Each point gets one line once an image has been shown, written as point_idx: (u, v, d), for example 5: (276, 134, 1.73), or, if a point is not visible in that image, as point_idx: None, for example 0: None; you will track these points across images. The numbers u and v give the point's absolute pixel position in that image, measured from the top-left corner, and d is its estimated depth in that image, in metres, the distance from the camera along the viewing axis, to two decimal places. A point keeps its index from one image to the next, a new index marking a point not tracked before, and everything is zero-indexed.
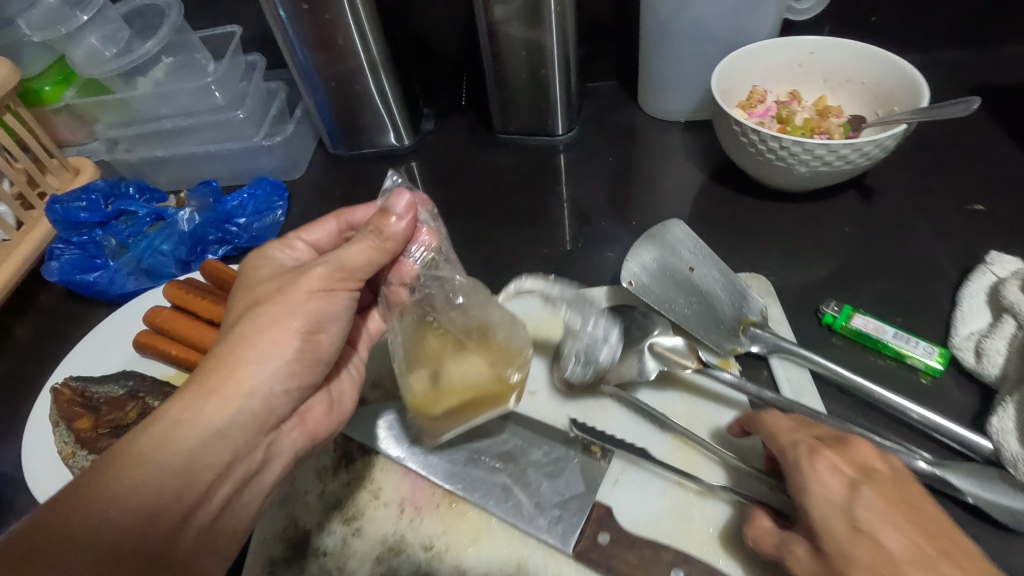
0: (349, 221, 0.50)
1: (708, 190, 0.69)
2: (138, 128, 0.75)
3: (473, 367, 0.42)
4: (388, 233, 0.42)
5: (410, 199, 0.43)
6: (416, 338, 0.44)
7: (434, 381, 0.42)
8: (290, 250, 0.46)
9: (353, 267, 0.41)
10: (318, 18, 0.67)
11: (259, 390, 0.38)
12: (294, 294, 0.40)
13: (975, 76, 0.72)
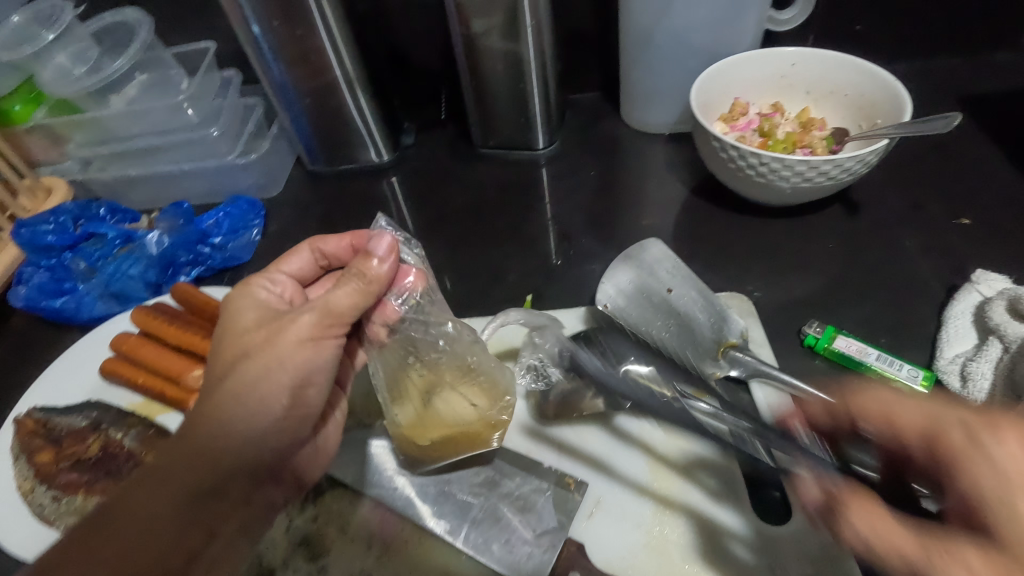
0: (323, 249, 0.49)
1: (690, 204, 0.68)
2: (111, 147, 0.73)
3: (459, 407, 0.44)
4: (373, 275, 0.41)
5: (391, 241, 0.43)
6: (394, 371, 0.45)
7: (418, 415, 0.44)
8: (273, 284, 0.44)
9: (340, 312, 0.40)
10: (291, 34, 0.65)
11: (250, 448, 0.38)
12: (283, 344, 0.38)
13: (961, 85, 0.71)
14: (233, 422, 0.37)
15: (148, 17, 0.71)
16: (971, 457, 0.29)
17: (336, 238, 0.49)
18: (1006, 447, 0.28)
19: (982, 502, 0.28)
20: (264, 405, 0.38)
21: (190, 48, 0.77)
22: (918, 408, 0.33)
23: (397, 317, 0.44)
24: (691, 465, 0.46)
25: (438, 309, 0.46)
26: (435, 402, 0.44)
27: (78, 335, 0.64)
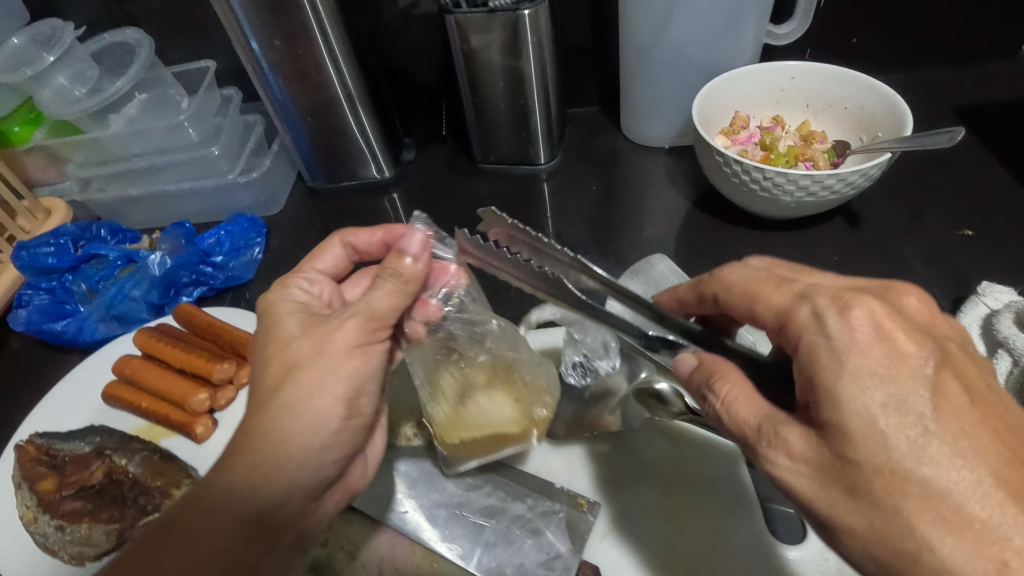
0: (355, 244, 0.48)
1: (693, 217, 0.68)
2: (111, 168, 0.73)
3: (496, 409, 0.43)
4: (409, 275, 0.38)
5: (424, 239, 0.39)
6: (435, 371, 0.43)
7: (453, 418, 0.43)
8: (308, 287, 0.43)
9: (383, 315, 0.38)
10: (292, 52, 0.66)
11: (309, 461, 0.37)
12: (331, 355, 0.37)
13: (959, 96, 0.72)
14: (290, 437, 0.36)
15: (148, 38, 0.71)
16: (816, 336, 0.31)
17: (368, 232, 0.48)
18: (857, 331, 0.30)
19: (821, 378, 0.30)
20: (317, 419, 0.36)
21: (190, 67, 0.77)
22: (791, 287, 0.34)
23: (437, 315, 0.41)
24: (703, 485, 0.46)
25: (478, 309, 0.43)
26: (471, 405, 0.43)
27: (78, 358, 0.63)
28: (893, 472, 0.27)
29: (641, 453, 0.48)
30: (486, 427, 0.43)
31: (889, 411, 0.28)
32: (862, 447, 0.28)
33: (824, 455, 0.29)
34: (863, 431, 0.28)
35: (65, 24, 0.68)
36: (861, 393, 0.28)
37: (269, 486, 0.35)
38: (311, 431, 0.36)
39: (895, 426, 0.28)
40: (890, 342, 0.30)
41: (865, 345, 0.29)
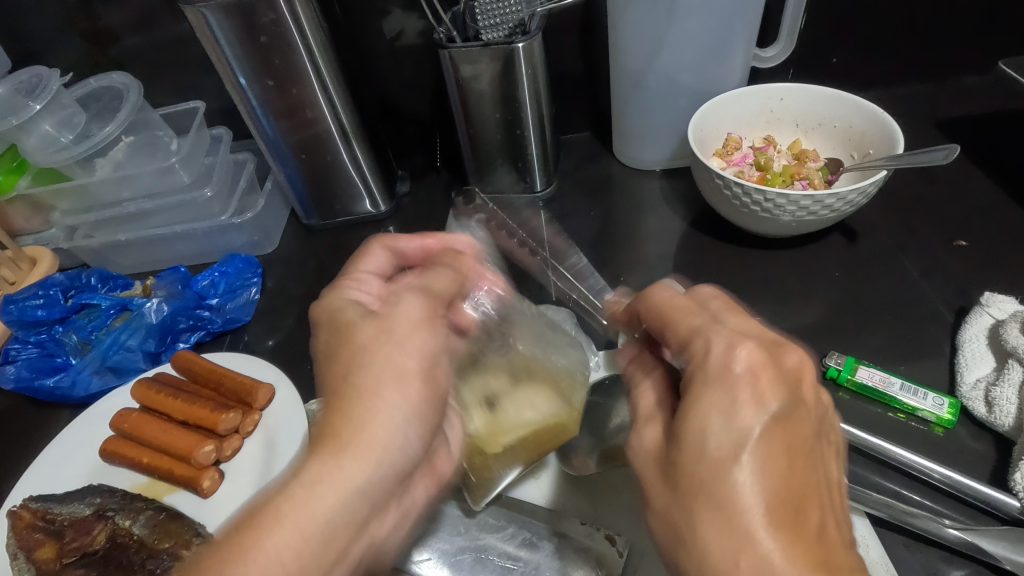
0: (394, 247, 0.46)
1: (692, 238, 0.69)
2: (99, 214, 0.71)
3: (543, 403, 0.43)
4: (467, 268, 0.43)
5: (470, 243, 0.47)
6: (465, 379, 0.42)
7: (496, 425, 0.42)
8: (365, 288, 0.42)
9: (439, 290, 0.39)
10: (284, 92, 0.65)
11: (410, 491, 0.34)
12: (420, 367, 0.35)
13: (938, 110, 0.74)
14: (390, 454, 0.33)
15: (135, 80, 0.70)
16: (701, 362, 0.30)
17: (411, 239, 0.47)
18: (729, 362, 0.28)
19: (689, 390, 0.29)
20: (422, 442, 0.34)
21: (179, 108, 0.76)
22: (700, 318, 0.32)
23: (472, 317, 0.41)
24: None
25: (513, 301, 0.45)
26: (514, 406, 0.43)
27: (70, 414, 0.61)
28: (702, 485, 0.27)
29: None
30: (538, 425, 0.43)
31: (719, 432, 0.27)
32: (692, 455, 0.27)
33: (663, 452, 0.30)
34: (702, 445, 0.27)
35: (51, 71, 0.67)
36: (705, 414, 0.28)
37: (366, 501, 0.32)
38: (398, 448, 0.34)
39: (716, 440, 0.27)
40: (759, 385, 0.28)
41: (735, 377, 0.28)
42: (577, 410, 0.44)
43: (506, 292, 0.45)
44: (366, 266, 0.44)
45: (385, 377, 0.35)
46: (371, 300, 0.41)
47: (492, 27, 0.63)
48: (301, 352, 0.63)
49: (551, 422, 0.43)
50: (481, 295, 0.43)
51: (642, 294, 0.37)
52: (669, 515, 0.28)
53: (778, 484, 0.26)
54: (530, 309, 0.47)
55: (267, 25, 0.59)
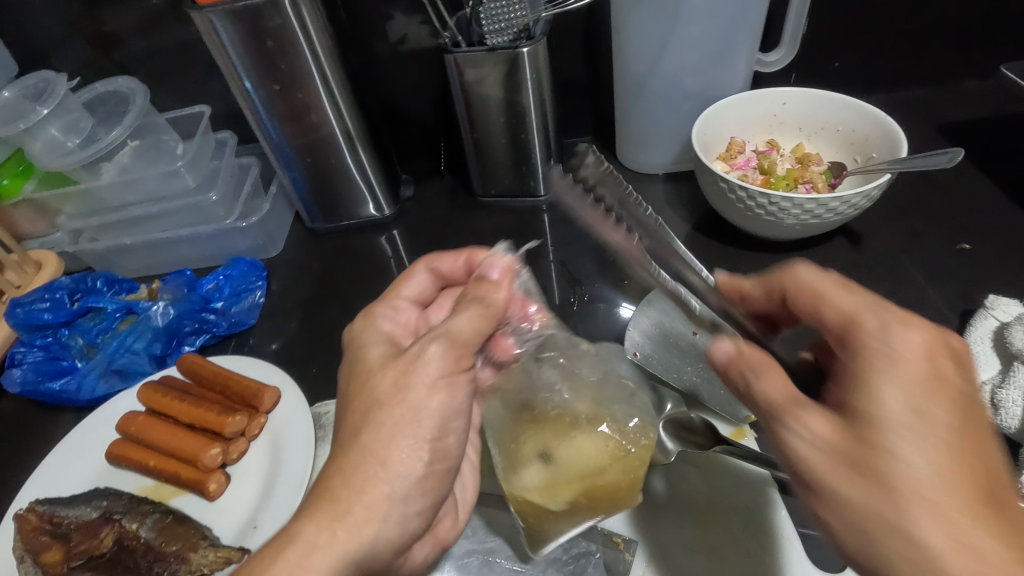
0: (435, 267, 0.49)
1: (696, 241, 0.69)
2: (104, 217, 0.71)
3: (597, 450, 0.42)
4: (491, 299, 0.39)
5: (505, 265, 0.42)
6: (514, 427, 0.44)
7: (541, 466, 0.42)
8: (396, 310, 0.44)
9: (464, 340, 0.37)
10: (290, 96, 0.66)
11: (392, 513, 0.33)
12: (415, 390, 0.35)
13: (940, 114, 0.75)
14: (373, 480, 0.33)
15: (142, 85, 0.70)
16: (875, 340, 0.31)
17: (451, 258, 0.49)
18: (905, 342, 0.30)
19: (867, 366, 0.30)
20: (417, 457, 0.34)
21: (185, 113, 0.76)
22: (857, 295, 0.34)
23: (511, 352, 0.45)
24: (737, 516, 0.45)
25: (562, 342, 0.47)
26: (567, 446, 0.42)
27: (75, 417, 0.61)
28: (889, 456, 0.27)
29: (672, 489, 0.47)
30: (591, 468, 0.42)
31: (906, 413, 0.28)
32: (881, 437, 0.28)
33: (843, 436, 0.29)
34: (883, 416, 0.28)
35: (58, 76, 0.67)
36: (887, 392, 0.29)
37: (351, 534, 0.32)
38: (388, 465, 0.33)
39: (904, 414, 0.28)
40: (935, 361, 0.30)
41: (910, 355, 0.30)
42: (632, 466, 0.42)
43: (560, 344, 0.47)
44: (408, 289, 0.47)
45: (379, 389, 0.35)
46: (405, 332, 0.42)
47: (497, 32, 0.63)
48: (305, 355, 0.63)
49: (604, 475, 0.41)
50: (525, 329, 0.45)
51: (785, 273, 0.39)
52: (859, 503, 0.28)
53: (964, 454, 0.27)
54: (594, 361, 0.47)
55: (274, 29, 0.60)
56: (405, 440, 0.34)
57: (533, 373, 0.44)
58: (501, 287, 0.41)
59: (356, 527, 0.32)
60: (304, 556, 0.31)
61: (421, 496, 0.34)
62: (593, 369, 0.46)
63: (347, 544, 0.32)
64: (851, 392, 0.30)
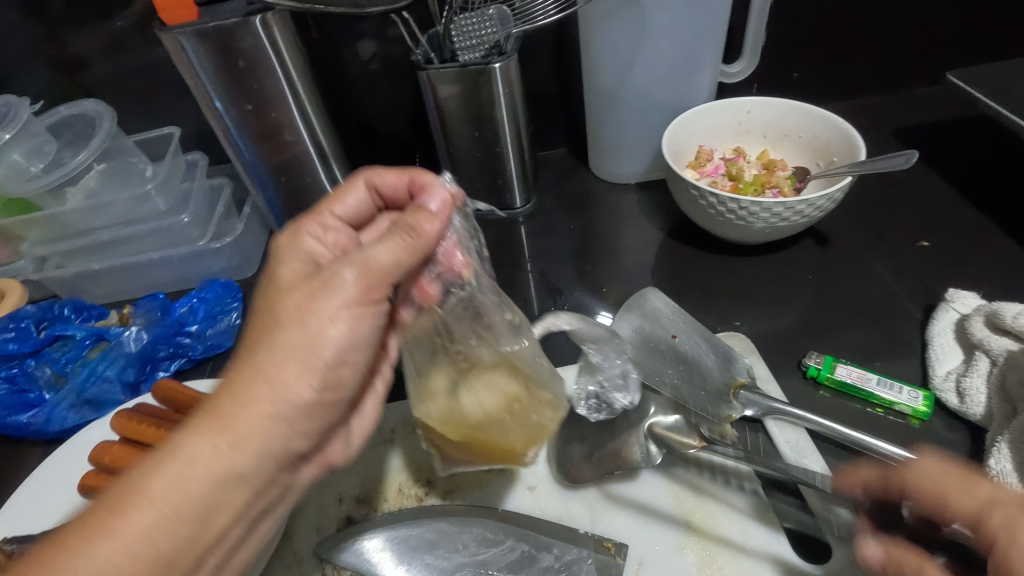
0: (376, 184, 0.48)
1: (671, 248, 0.70)
2: (70, 243, 0.69)
3: (494, 405, 0.43)
4: (419, 233, 0.37)
5: (445, 198, 0.40)
6: (430, 365, 0.44)
7: (441, 407, 0.43)
8: (325, 223, 0.44)
9: (380, 269, 0.36)
10: (263, 115, 0.65)
11: (278, 433, 0.33)
12: (317, 316, 0.34)
13: (894, 119, 0.78)
14: (257, 401, 0.32)
15: (108, 108, 0.69)
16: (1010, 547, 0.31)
17: (393, 176, 0.48)
18: None
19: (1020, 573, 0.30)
20: (298, 387, 0.33)
21: (153, 134, 0.75)
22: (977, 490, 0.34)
23: (433, 298, 0.42)
24: (727, 521, 0.46)
25: (493, 306, 0.44)
26: (469, 392, 0.43)
27: (44, 451, 0.58)
28: None
29: (663, 493, 0.48)
30: (484, 421, 0.43)
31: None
32: None
33: None
34: None
35: (21, 100, 0.66)
36: None
37: (237, 456, 0.31)
38: (283, 400, 0.32)
39: None
40: None
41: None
42: (525, 424, 0.44)
43: (492, 307, 0.43)
44: (338, 207, 0.46)
45: (283, 312, 0.34)
46: (327, 254, 0.41)
47: (469, 48, 0.64)
48: None
49: (496, 429, 0.43)
50: (453, 280, 0.42)
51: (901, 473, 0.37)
52: None
53: None
54: (522, 325, 0.46)
55: (245, 50, 0.60)
56: (294, 368, 0.33)
57: (457, 326, 0.43)
58: (437, 219, 0.39)
59: (242, 455, 0.31)
60: (184, 467, 0.30)
61: (308, 420, 0.34)
62: (517, 334, 0.45)
63: (227, 462, 0.31)
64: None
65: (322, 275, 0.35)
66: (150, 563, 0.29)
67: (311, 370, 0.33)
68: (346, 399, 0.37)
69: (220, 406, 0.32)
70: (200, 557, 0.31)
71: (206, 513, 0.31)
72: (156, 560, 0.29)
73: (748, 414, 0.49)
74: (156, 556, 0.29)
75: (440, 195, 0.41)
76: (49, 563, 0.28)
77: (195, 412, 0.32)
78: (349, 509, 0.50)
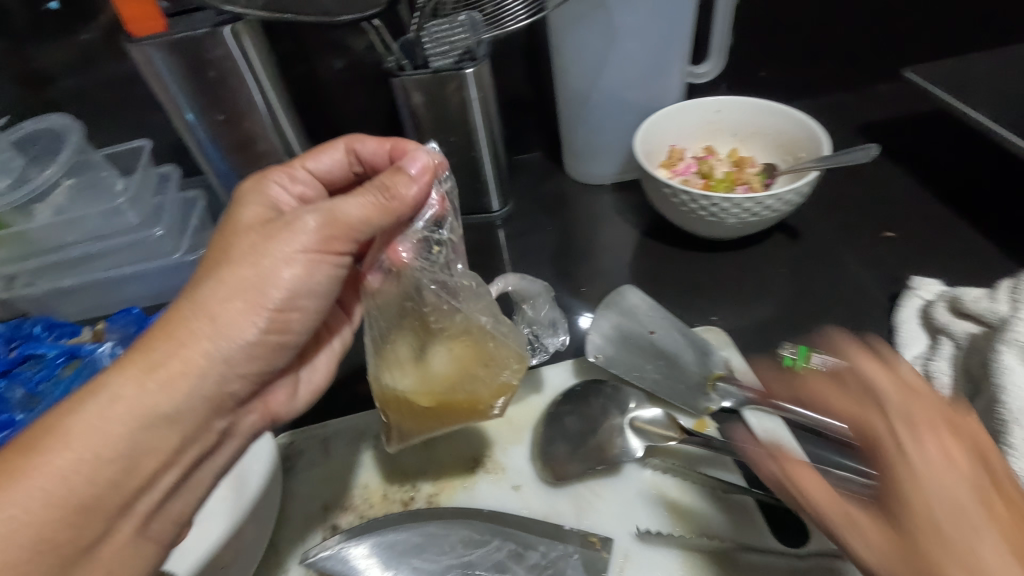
0: (356, 149, 0.47)
1: (647, 246, 0.71)
2: (39, 261, 0.68)
3: (463, 360, 0.44)
4: (391, 193, 0.39)
5: (426, 163, 0.41)
6: (393, 333, 0.44)
7: (407, 369, 0.43)
8: (294, 178, 0.45)
9: (346, 222, 0.37)
10: (235, 126, 0.65)
11: (212, 372, 0.33)
12: (273, 257, 0.35)
13: (858, 115, 0.81)
14: (193, 339, 0.33)
15: (76, 122, 0.68)
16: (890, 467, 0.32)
17: (374, 143, 0.47)
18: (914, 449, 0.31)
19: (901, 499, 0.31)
20: (242, 329, 0.34)
21: (123, 147, 0.74)
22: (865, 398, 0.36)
23: (399, 259, 0.42)
24: (709, 511, 0.46)
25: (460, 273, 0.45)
26: (437, 352, 0.44)
27: None
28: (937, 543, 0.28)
29: (646, 484, 0.48)
30: (452, 379, 0.43)
31: (1013, 565, 0.27)
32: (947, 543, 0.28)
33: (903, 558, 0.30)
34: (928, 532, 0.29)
35: None
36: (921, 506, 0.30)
37: (166, 395, 0.31)
38: (222, 341, 0.34)
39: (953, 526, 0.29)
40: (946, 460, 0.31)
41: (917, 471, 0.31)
42: (495, 385, 0.44)
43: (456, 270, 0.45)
44: (313, 166, 0.46)
45: (238, 247, 0.35)
46: (290, 203, 0.43)
47: (441, 54, 0.64)
48: None
49: (465, 387, 0.43)
50: (425, 247, 0.43)
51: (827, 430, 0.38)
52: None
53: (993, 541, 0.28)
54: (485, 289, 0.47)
55: (215, 60, 0.59)
56: (238, 306, 0.34)
57: (424, 288, 0.43)
58: (415, 181, 0.40)
59: (173, 393, 0.32)
60: (107, 406, 0.30)
61: (248, 360, 0.35)
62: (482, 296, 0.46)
63: (158, 401, 0.31)
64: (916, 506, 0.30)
65: (279, 220, 0.37)
66: (66, 509, 0.28)
67: (255, 309, 0.35)
68: (294, 344, 0.39)
69: (153, 341, 0.32)
70: (126, 507, 0.31)
71: (134, 457, 0.31)
72: (71, 505, 0.28)
73: (726, 406, 0.51)
74: (73, 503, 0.28)
75: (423, 159, 0.42)
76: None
77: (126, 352, 0.32)
78: (334, 518, 0.49)
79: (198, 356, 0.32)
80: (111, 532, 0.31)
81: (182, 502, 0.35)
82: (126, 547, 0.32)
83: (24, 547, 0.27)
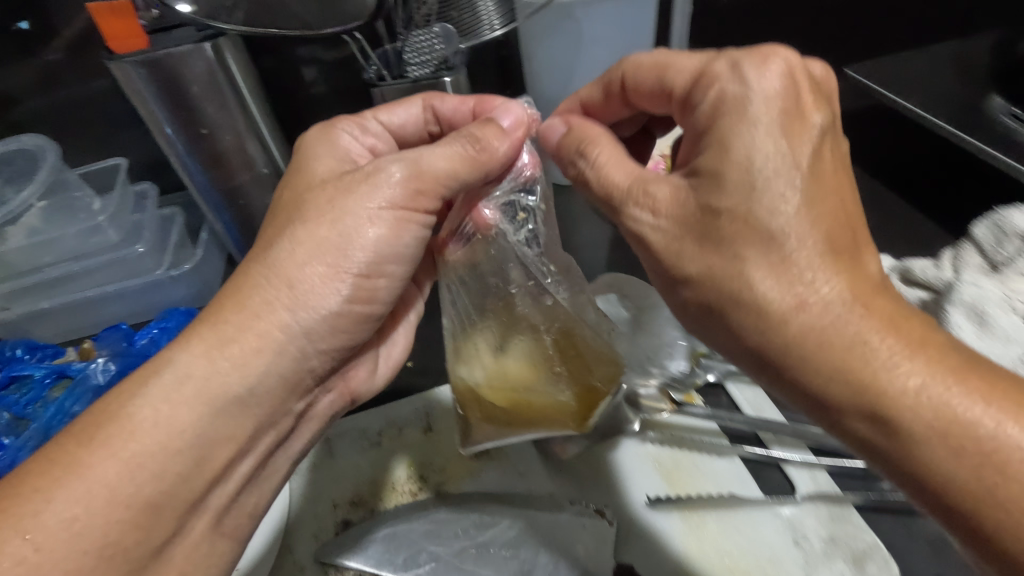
0: (434, 106, 0.49)
1: (620, 240, 0.75)
2: (16, 284, 0.66)
3: (541, 361, 0.45)
4: (480, 144, 0.41)
5: (520, 119, 0.43)
6: (474, 318, 0.46)
7: (482, 356, 0.46)
8: (365, 128, 0.47)
9: (430, 174, 0.40)
10: (217, 141, 0.66)
11: (286, 347, 0.37)
12: (355, 217, 0.38)
13: None
14: (268, 310, 0.36)
15: (49, 142, 0.67)
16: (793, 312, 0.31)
17: (454, 102, 0.48)
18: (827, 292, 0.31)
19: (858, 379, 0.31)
20: (325, 295, 0.38)
21: (97, 167, 0.74)
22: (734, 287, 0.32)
23: (485, 220, 0.44)
24: (700, 476, 0.49)
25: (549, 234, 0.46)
26: (513, 351, 0.45)
27: None
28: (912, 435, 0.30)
29: (648, 454, 0.51)
30: (530, 381, 0.45)
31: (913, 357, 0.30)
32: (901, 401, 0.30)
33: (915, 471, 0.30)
34: (908, 421, 0.30)
35: None
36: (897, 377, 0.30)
37: (235, 374, 0.35)
38: (305, 309, 0.37)
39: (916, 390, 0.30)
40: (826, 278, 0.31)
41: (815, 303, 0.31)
42: (573, 387, 0.46)
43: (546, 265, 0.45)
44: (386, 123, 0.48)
45: (312, 205, 0.38)
46: (362, 155, 0.45)
47: (418, 64, 0.66)
48: None
49: (541, 391, 0.45)
50: (511, 210, 0.44)
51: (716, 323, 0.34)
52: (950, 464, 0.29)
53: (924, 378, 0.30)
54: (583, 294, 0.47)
55: (197, 76, 0.60)
56: (319, 270, 0.37)
57: (512, 279, 0.44)
58: (506, 137, 0.42)
59: (236, 372, 0.35)
60: (176, 383, 0.34)
61: (328, 332, 0.39)
62: (574, 295, 0.46)
63: (223, 380, 0.35)
64: (891, 388, 0.30)
65: (366, 174, 0.39)
66: (135, 507, 0.32)
67: (337, 274, 0.38)
68: (375, 311, 0.42)
69: (227, 319, 0.36)
70: (196, 495, 0.34)
71: (198, 439, 0.34)
72: (135, 500, 0.31)
73: (709, 378, 0.55)
74: (136, 488, 0.32)
75: (518, 117, 0.43)
76: (25, 496, 0.30)
77: (193, 328, 0.36)
78: (345, 513, 0.50)
79: (260, 334, 0.36)
80: (158, 525, 0.33)
81: (252, 497, 0.39)
82: (203, 542, 0.36)
83: (91, 547, 0.30)
